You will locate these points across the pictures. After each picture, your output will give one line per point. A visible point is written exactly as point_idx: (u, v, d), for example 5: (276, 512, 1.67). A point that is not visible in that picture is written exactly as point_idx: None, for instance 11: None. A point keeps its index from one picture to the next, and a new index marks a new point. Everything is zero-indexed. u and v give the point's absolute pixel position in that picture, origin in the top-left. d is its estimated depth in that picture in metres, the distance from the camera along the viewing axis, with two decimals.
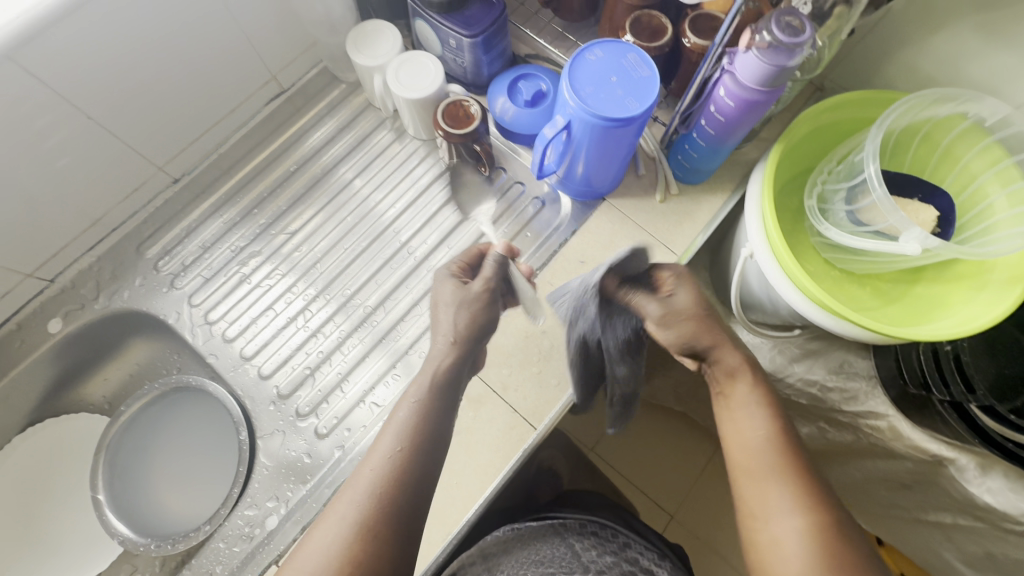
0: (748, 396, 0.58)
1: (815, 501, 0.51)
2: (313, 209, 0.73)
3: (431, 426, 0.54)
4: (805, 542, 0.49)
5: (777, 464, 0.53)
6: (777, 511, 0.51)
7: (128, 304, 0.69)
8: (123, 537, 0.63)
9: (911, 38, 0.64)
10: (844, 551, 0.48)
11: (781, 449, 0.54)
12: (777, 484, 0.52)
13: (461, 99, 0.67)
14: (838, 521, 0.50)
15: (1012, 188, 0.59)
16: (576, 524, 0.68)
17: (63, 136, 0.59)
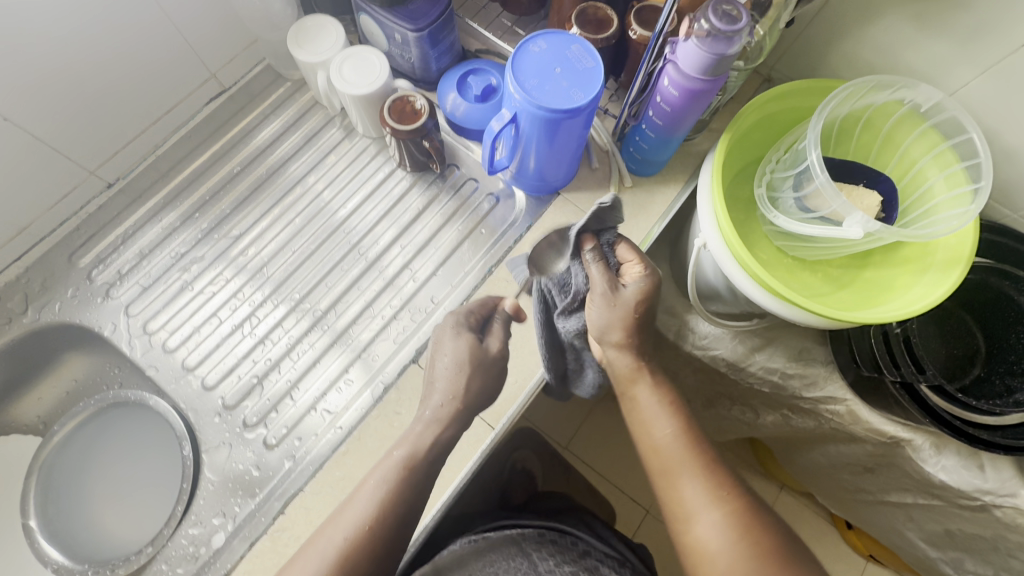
0: (654, 401, 0.56)
1: (734, 491, 0.52)
2: (259, 210, 0.71)
3: (405, 499, 0.51)
4: (730, 535, 0.49)
5: (690, 461, 0.53)
6: (699, 510, 0.51)
7: (59, 317, 0.65)
8: (57, 564, 0.60)
9: (849, 28, 0.66)
10: (763, 533, 0.50)
11: (694, 447, 0.54)
12: (696, 482, 0.52)
13: (408, 95, 0.65)
14: (753, 508, 0.51)
15: (949, 171, 0.60)
16: (534, 534, 0.66)
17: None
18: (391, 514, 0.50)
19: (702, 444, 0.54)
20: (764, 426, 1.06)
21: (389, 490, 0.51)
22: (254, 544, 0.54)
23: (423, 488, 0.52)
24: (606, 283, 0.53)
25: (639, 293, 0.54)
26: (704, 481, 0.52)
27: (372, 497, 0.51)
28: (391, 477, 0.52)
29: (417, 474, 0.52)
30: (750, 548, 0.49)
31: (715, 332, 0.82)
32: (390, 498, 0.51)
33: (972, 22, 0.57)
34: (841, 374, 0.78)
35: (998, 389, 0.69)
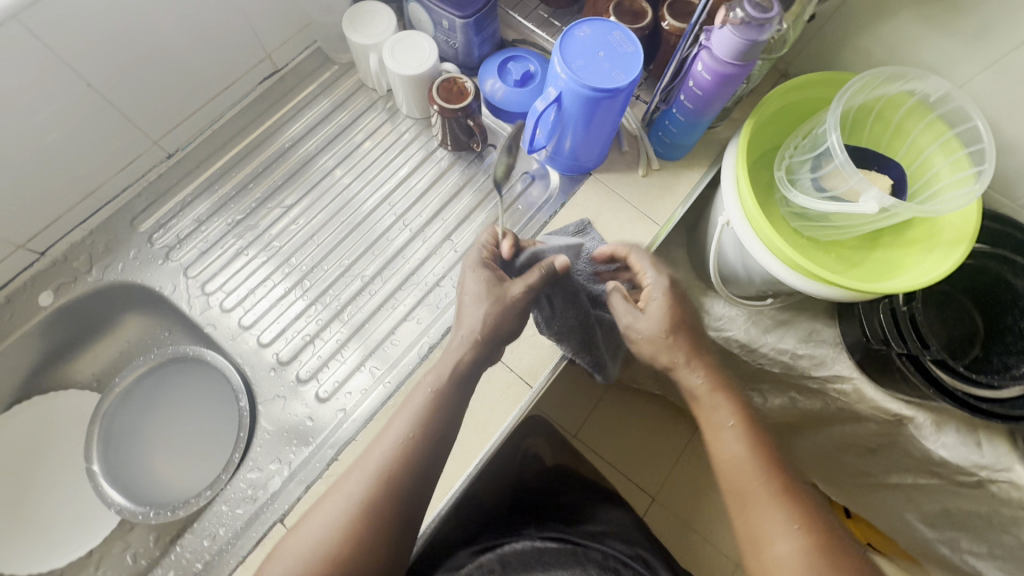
0: (725, 424, 0.57)
1: (810, 519, 0.52)
2: (308, 183, 0.75)
3: (439, 421, 0.55)
4: (805, 565, 0.49)
5: (763, 485, 0.54)
6: (773, 536, 0.51)
7: (122, 276, 0.69)
8: (120, 506, 0.63)
9: (864, 27, 0.71)
10: (843, 567, 0.49)
11: (766, 470, 0.54)
12: (768, 506, 0.52)
13: (455, 76, 0.70)
14: (830, 538, 0.50)
15: (955, 157, 0.65)
16: (598, 556, 0.66)
17: (45, 112, 0.59)
18: (430, 429, 0.54)
19: (776, 470, 0.54)
20: (769, 409, 1.11)
21: (423, 411, 0.55)
22: (309, 487, 0.57)
23: (456, 409, 0.56)
24: (624, 321, 0.63)
25: (660, 312, 0.62)
26: (778, 506, 0.52)
27: (409, 416, 0.55)
28: (425, 400, 0.56)
29: (449, 399, 0.56)
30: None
31: (730, 312, 0.87)
32: (426, 418, 0.54)
33: (979, 22, 0.63)
34: (849, 353, 0.83)
35: (996, 366, 0.74)
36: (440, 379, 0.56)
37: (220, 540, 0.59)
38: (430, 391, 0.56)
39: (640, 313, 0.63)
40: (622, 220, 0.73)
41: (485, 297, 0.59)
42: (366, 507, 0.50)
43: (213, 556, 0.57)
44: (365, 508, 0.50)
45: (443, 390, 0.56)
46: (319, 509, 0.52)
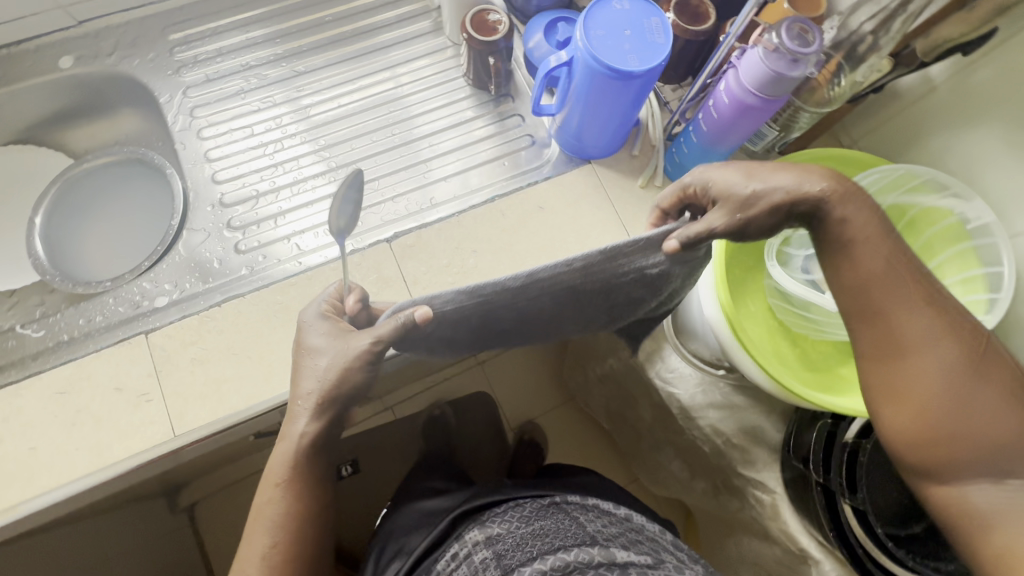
0: (869, 239, 0.46)
1: (955, 323, 0.45)
2: (333, 58, 0.76)
3: (304, 505, 0.49)
4: (948, 369, 0.44)
5: (909, 296, 0.45)
6: (920, 340, 0.45)
7: (132, 71, 0.73)
8: (36, 259, 0.68)
9: (944, 128, 0.62)
10: (987, 368, 0.44)
11: (908, 274, 0.46)
12: (914, 317, 0.45)
13: (494, 11, 0.68)
14: (970, 339, 0.45)
15: (972, 298, 0.56)
16: (578, 501, 0.69)
17: None
18: (301, 509, 0.49)
19: (916, 276, 0.46)
20: (696, 489, 1.03)
21: (289, 494, 0.48)
22: (184, 317, 0.62)
23: (320, 480, 0.49)
24: (721, 218, 0.47)
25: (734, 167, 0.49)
26: (922, 310, 0.45)
27: (275, 501, 0.48)
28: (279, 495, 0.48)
29: (308, 480, 0.49)
30: (971, 379, 0.44)
31: (682, 368, 0.82)
32: (293, 499, 0.48)
33: None
34: (782, 469, 0.77)
35: (927, 549, 0.65)
36: (285, 471, 0.48)
37: (93, 326, 0.63)
38: (278, 485, 0.48)
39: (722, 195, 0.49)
40: (596, 218, 0.68)
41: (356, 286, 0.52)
42: None
43: (79, 336, 0.62)
44: None
45: (297, 478, 0.48)
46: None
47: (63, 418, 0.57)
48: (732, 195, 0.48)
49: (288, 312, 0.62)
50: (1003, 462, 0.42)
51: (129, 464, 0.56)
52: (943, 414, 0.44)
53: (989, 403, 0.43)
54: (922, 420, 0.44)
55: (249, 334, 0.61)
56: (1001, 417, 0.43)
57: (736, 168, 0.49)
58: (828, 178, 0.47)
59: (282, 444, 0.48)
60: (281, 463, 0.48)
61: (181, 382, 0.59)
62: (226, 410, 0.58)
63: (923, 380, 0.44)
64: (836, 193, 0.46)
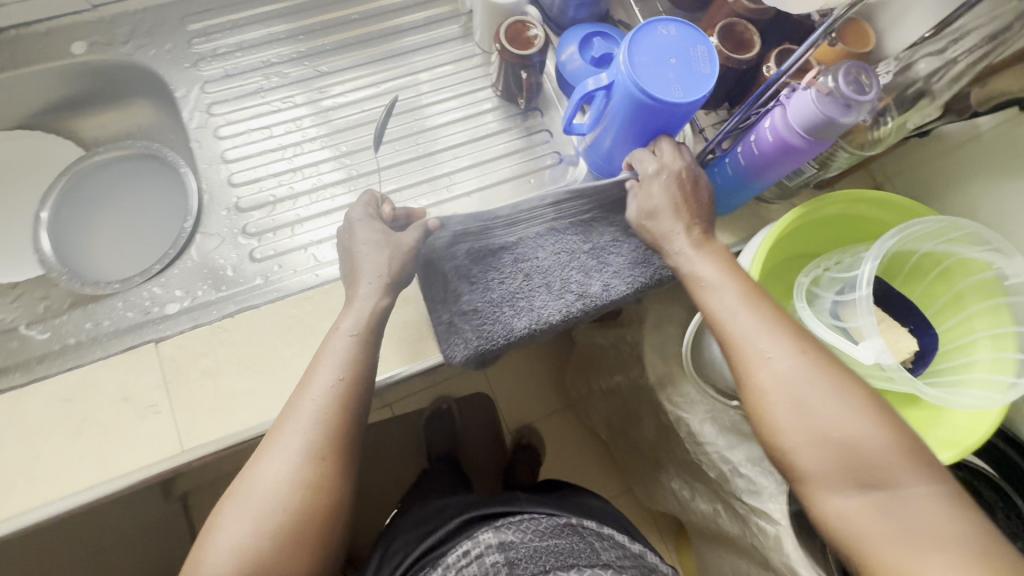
0: (718, 273, 0.52)
1: (800, 339, 0.47)
2: (356, 60, 0.73)
3: (355, 402, 0.50)
4: (796, 381, 0.45)
5: (753, 319, 0.48)
6: (769, 356, 0.46)
7: (148, 62, 0.70)
8: (43, 255, 0.67)
9: (985, 175, 0.61)
10: (840, 382, 0.44)
11: (756, 300, 0.49)
12: (759, 339, 0.47)
13: (530, 22, 0.65)
14: (818, 355, 0.46)
15: (1000, 355, 0.56)
16: (593, 527, 0.68)
17: None
18: (356, 374, 0.51)
19: (763, 301, 0.50)
20: (695, 509, 1.03)
21: (346, 358, 0.51)
22: (196, 326, 0.60)
23: (369, 388, 0.52)
24: (635, 212, 0.58)
25: (665, 189, 0.56)
26: (768, 331, 0.47)
27: (329, 365, 0.51)
28: (333, 386, 0.50)
29: (362, 381, 0.51)
30: (820, 390, 0.44)
31: (694, 395, 0.81)
32: (349, 363, 0.51)
33: None
34: (787, 499, 0.74)
35: None
36: (350, 360, 0.51)
37: (101, 330, 0.61)
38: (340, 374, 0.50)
39: (644, 195, 0.57)
40: None
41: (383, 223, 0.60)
42: (300, 513, 0.46)
43: (87, 341, 0.60)
44: (300, 517, 0.46)
45: (351, 374, 0.50)
46: (260, 470, 0.46)
47: (69, 426, 0.56)
48: (643, 201, 0.57)
49: (303, 326, 0.60)
50: (866, 474, 0.41)
51: (134, 478, 0.55)
52: (798, 429, 0.44)
53: (848, 417, 0.43)
54: (782, 438, 0.45)
55: (263, 348, 0.59)
56: (856, 427, 0.42)
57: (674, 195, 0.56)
58: (691, 233, 0.55)
59: (329, 345, 0.52)
60: (338, 357, 0.51)
61: (191, 394, 0.57)
62: (236, 425, 0.57)
63: (774, 394, 0.45)
64: (697, 242, 0.55)
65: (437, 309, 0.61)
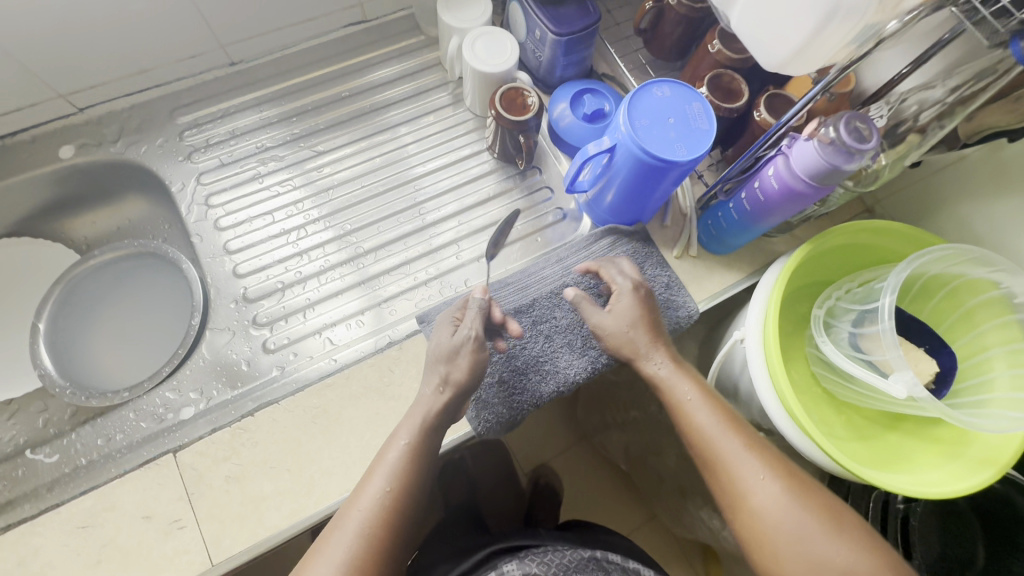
0: (687, 392, 0.55)
1: (781, 467, 0.51)
2: (349, 136, 0.74)
3: (403, 518, 0.49)
4: (786, 511, 0.49)
5: (738, 446, 0.52)
6: (752, 483, 0.50)
7: (140, 159, 0.69)
8: (44, 371, 0.65)
9: (973, 195, 0.63)
10: (816, 504, 0.49)
11: (732, 424, 0.53)
12: (743, 466, 0.51)
13: (524, 88, 0.67)
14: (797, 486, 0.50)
15: (1017, 371, 0.58)
16: (618, 560, 0.62)
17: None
18: (410, 485, 0.49)
19: (741, 429, 0.53)
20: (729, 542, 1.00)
21: (401, 469, 0.49)
22: (215, 431, 0.57)
23: (416, 499, 0.50)
24: (594, 322, 0.58)
25: (630, 303, 0.58)
26: (748, 458, 0.51)
27: (386, 473, 0.50)
28: (376, 499, 0.48)
29: (407, 495, 0.49)
30: (809, 520, 0.48)
31: None
32: (404, 476, 0.49)
33: None
34: None
35: None
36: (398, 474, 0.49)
37: (113, 445, 0.59)
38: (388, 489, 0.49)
39: (607, 311, 0.59)
40: None
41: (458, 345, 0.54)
42: None
43: (99, 458, 0.57)
44: None
45: (399, 489, 0.49)
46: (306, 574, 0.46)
47: (88, 556, 0.52)
48: (608, 320, 0.58)
49: (327, 416, 0.58)
50: None
51: None
52: (794, 561, 0.48)
53: (832, 543, 0.47)
54: (780, 567, 0.49)
55: (284, 445, 0.57)
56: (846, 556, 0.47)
57: (636, 313, 0.58)
58: (666, 357, 0.57)
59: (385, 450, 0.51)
60: (384, 468, 0.50)
61: (215, 503, 0.54)
62: (267, 531, 0.53)
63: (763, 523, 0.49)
64: (674, 364, 0.57)
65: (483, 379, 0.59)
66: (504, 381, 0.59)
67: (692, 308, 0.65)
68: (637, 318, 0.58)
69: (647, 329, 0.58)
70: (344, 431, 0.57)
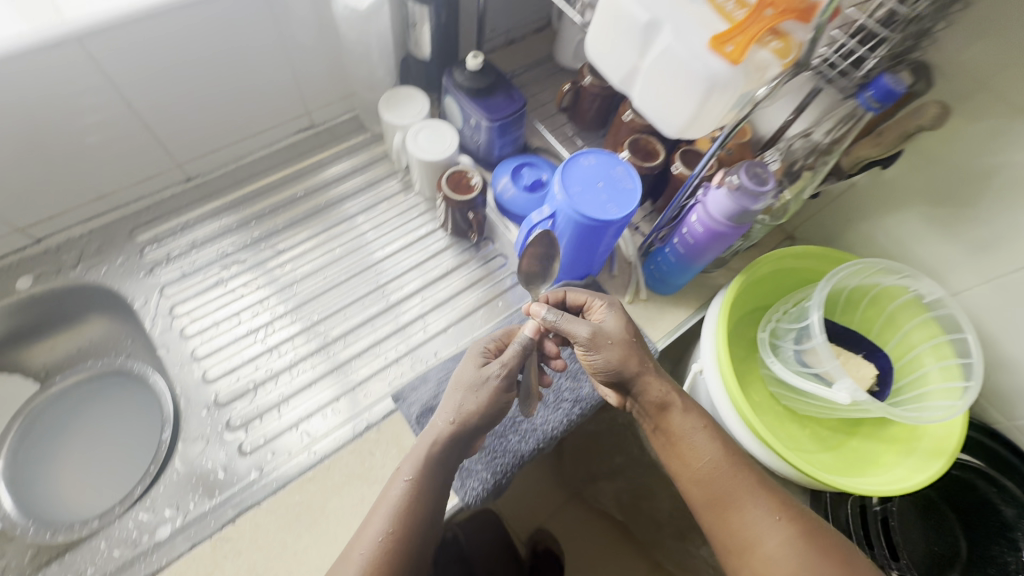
0: (690, 425, 0.57)
1: (788, 508, 0.54)
2: (307, 232, 0.78)
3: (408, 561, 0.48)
4: (794, 558, 0.50)
5: (746, 487, 0.54)
6: (758, 526, 0.53)
7: (101, 280, 0.71)
8: (4, 513, 0.63)
9: (870, 214, 0.72)
10: (822, 547, 0.51)
11: (737, 464, 0.55)
12: (749, 509, 0.53)
13: (466, 170, 0.74)
14: (807, 531, 0.52)
15: (944, 363, 0.64)
16: None
17: (90, 130, 0.64)
18: (411, 523, 0.49)
19: (745, 467, 0.55)
20: None
21: (401, 506, 0.50)
22: (195, 546, 0.55)
23: (423, 538, 0.50)
24: (586, 330, 0.56)
25: (617, 319, 0.59)
26: (754, 501, 0.54)
27: (386, 513, 0.50)
28: (371, 546, 0.48)
29: (407, 540, 0.49)
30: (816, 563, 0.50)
31: None
32: (404, 513, 0.49)
33: (983, 239, 0.63)
34: None
35: None
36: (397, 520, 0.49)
37: None
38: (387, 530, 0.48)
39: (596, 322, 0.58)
40: None
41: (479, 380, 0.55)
42: None
43: None
44: None
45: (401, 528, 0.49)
46: None
47: None
48: (598, 329, 0.57)
49: (311, 512, 0.57)
50: None
51: None
52: None
53: None
54: None
55: (269, 549, 0.55)
56: None
57: (625, 324, 0.59)
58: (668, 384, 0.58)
59: (381, 500, 0.51)
60: (383, 508, 0.50)
61: None
62: None
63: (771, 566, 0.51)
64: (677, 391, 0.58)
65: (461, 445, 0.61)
66: (486, 446, 0.61)
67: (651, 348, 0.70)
68: (626, 329, 0.59)
69: (636, 341, 0.58)
70: (331, 524, 0.57)
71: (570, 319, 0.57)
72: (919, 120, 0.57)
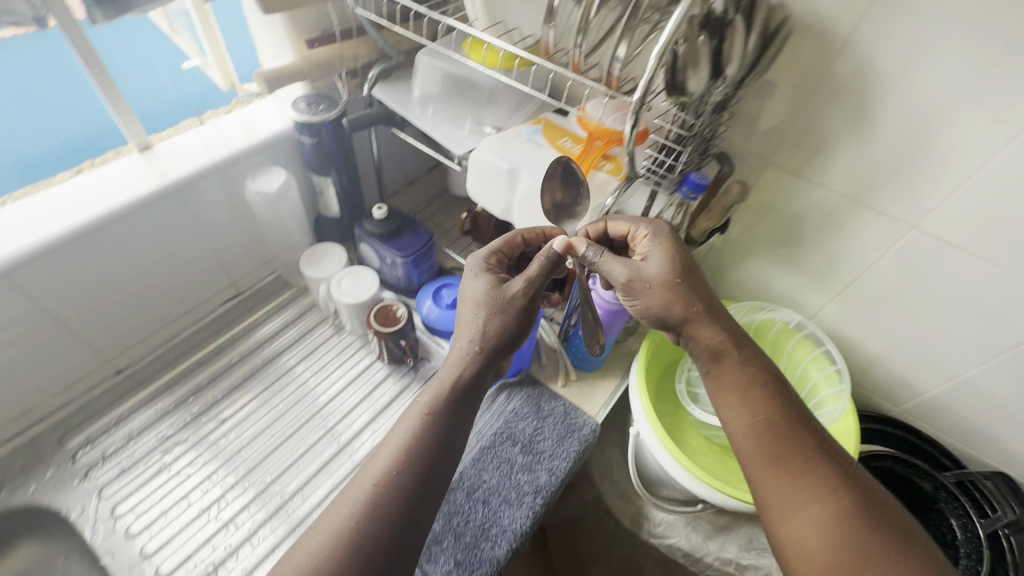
0: (745, 380, 0.56)
1: (844, 476, 0.52)
2: (247, 396, 0.80)
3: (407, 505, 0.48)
4: (842, 522, 0.49)
5: (804, 452, 0.52)
6: (808, 487, 0.51)
7: (30, 499, 0.68)
8: None
9: (733, 264, 0.88)
10: (874, 521, 0.49)
11: (795, 430, 0.53)
12: (802, 470, 0.51)
13: (391, 304, 0.81)
14: (863, 497, 0.51)
15: (827, 371, 0.76)
16: None
17: (12, 350, 0.66)
18: (419, 451, 0.50)
19: (802, 429, 0.54)
20: None
21: (414, 436, 0.51)
22: None
23: (419, 492, 0.49)
24: (624, 274, 0.56)
25: (662, 257, 0.56)
26: (811, 466, 0.52)
27: (400, 439, 0.51)
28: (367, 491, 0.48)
29: (405, 485, 0.49)
30: (864, 535, 0.48)
31: (669, 518, 0.85)
32: (416, 441, 0.50)
33: (816, 266, 0.79)
34: None
35: None
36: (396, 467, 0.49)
37: None
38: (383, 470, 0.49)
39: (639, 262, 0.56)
40: None
41: (485, 295, 0.55)
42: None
43: None
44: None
45: (408, 462, 0.49)
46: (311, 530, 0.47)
47: None
48: (641, 271, 0.56)
49: None
50: None
51: None
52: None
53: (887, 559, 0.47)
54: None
55: None
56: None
57: (672, 263, 0.56)
58: (719, 334, 0.57)
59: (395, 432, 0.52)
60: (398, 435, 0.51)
61: None
62: None
63: (812, 530, 0.49)
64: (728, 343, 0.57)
65: (440, 565, 0.62)
66: (463, 561, 0.62)
67: (590, 422, 0.76)
68: (674, 268, 0.56)
69: (685, 277, 0.56)
70: None
71: (608, 259, 0.56)
72: (731, 196, 0.72)
